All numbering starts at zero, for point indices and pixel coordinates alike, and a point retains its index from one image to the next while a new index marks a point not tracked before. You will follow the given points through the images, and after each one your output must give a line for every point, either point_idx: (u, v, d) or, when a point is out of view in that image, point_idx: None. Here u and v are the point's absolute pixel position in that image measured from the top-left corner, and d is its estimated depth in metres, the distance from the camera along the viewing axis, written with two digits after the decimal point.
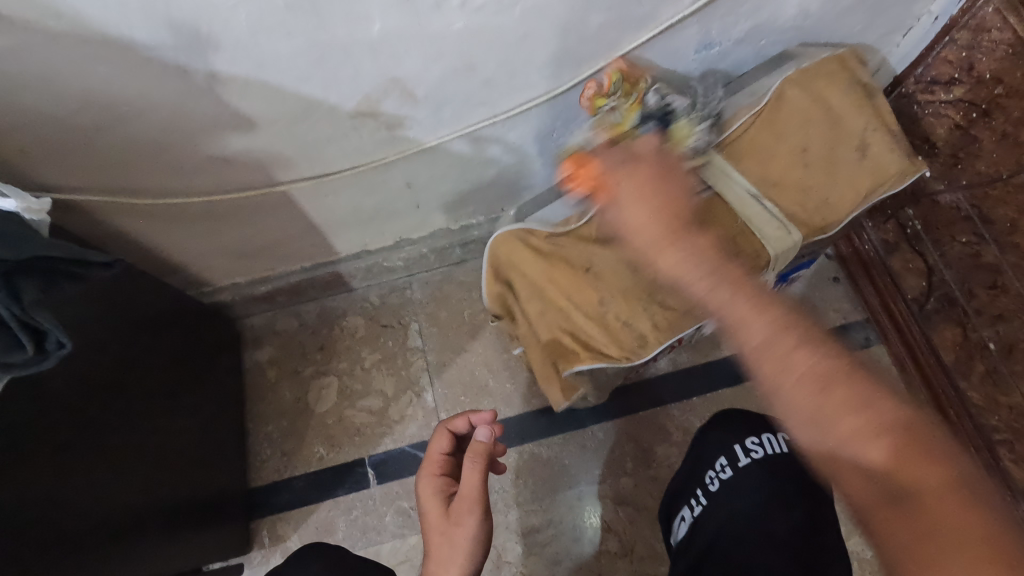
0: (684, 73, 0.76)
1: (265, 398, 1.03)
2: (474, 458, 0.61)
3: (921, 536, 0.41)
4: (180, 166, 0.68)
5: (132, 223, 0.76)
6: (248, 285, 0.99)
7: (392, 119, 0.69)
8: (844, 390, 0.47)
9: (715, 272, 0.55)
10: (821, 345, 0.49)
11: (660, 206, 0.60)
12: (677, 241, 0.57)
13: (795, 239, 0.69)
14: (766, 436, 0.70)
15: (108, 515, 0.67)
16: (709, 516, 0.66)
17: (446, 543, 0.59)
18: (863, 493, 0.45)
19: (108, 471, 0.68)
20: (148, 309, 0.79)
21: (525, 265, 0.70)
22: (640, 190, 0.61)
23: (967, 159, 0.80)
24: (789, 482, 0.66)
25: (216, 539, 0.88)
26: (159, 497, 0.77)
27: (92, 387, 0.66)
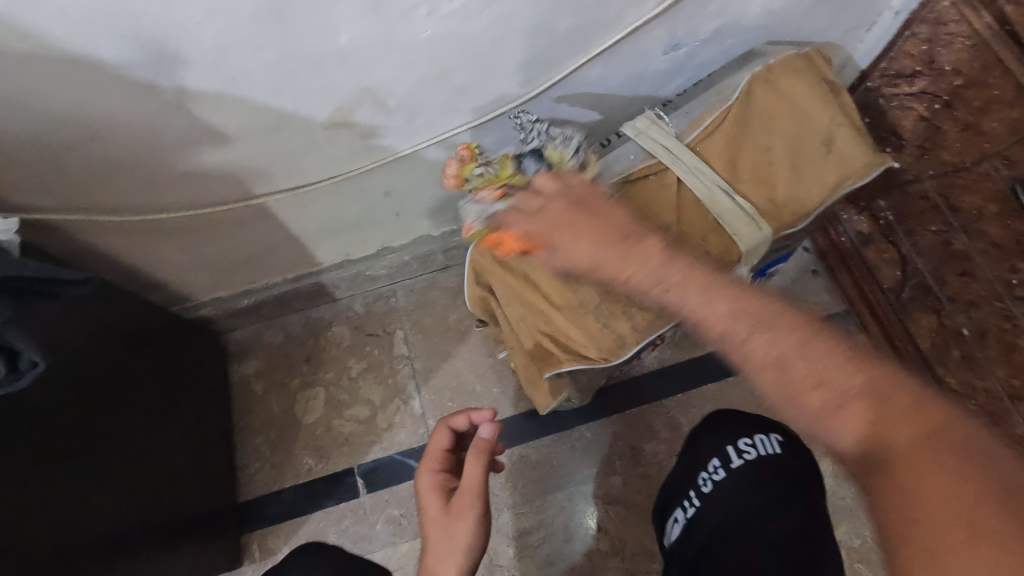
0: (654, 75, 0.77)
1: (252, 411, 1.02)
2: (480, 452, 0.61)
3: (911, 516, 0.38)
4: (156, 182, 0.68)
5: (110, 241, 0.76)
6: (231, 298, 0.99)
7: (366, 128, 0.70)
8: (800, 366, 0.44)
9: (664, 273, 0.54)
10: (767, 325, 0.47)
11: (596, 227, 0.58)
12: (633, 255, 0.55)
13: (765, 235, 0.69)
14: (758, 437, 0.70)
15: (93, 535, 0.67)
16: (703, 518, 0.68)
17: (445, 538, 0.59)
18: (853, 470, 0.42)
19: (93, 488, 0.68)
20: (130, 324, 0.79)
21: (508, 270, 0.71)
22: (567, 229, 0.59)
23: (933, 149, 0.82)
24: (781, 481, 0.67)
25: (206, 553, 0.88)
26: (145, 514, 0.77)
27: (75, 404, 0.66)
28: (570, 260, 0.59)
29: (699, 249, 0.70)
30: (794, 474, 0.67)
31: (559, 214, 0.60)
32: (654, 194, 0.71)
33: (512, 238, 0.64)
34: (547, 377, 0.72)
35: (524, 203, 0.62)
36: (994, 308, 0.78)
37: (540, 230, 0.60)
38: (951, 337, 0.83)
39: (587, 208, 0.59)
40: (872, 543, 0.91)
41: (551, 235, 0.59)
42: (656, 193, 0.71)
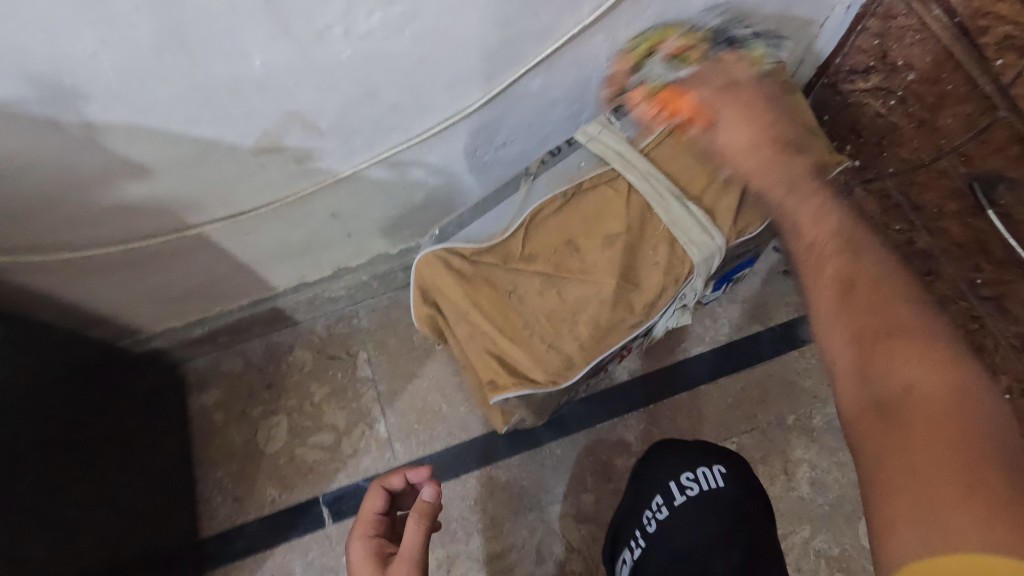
0: (599, 82, 0.75)
1: (213, 443, 0.99)
2: (418, 516, 0.59)
3: (891, 429, 0.46)
4: (79, 218, 0.65)
5: (41, 279, 0.73)
6: (184, 328, 0.96)
7: (299, 152, 0.67)
8: (865, 294, 0.53)
9: (787, 191, 0.63)
10: (854, 254, 0.56)
11: (757, 126, 0.66)
12: (780, 161, 0.65)
13: (717, 244, 0.68)
14: (700, 471, 0.76)
15: None
16: (648, 555, 0.73)
17: None
18: (856, 391, 0.50)
19: (37, 538, 0.65)
20: (73, 362, 0.76)
21: (449, 290, 0.68)
22: (738, 114, 0.66)
23: (891, 146, 0.79)
24: (724, 515, 0.73)
25: None
26: (96, 561, 0.73)
27: (14, 453, 0.63)
28: (719, 143, 0.66)
29: (649, 262, 0.68)
30: (735, 506, 0.73)
31: (750, 112, 0.66)
32: (603, 204, 0.68)
33: (682, 101, 0.66)
34: (494, 401, 0.69)
35: (713, 82, 0.66)
36: (960, 307, 0.77)
37: (717, 101, 0.66)
38: None
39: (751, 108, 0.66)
40: (851, 550, 0.88)
41: (723, 117, 0.66)
42: (603, 203, 0.68)
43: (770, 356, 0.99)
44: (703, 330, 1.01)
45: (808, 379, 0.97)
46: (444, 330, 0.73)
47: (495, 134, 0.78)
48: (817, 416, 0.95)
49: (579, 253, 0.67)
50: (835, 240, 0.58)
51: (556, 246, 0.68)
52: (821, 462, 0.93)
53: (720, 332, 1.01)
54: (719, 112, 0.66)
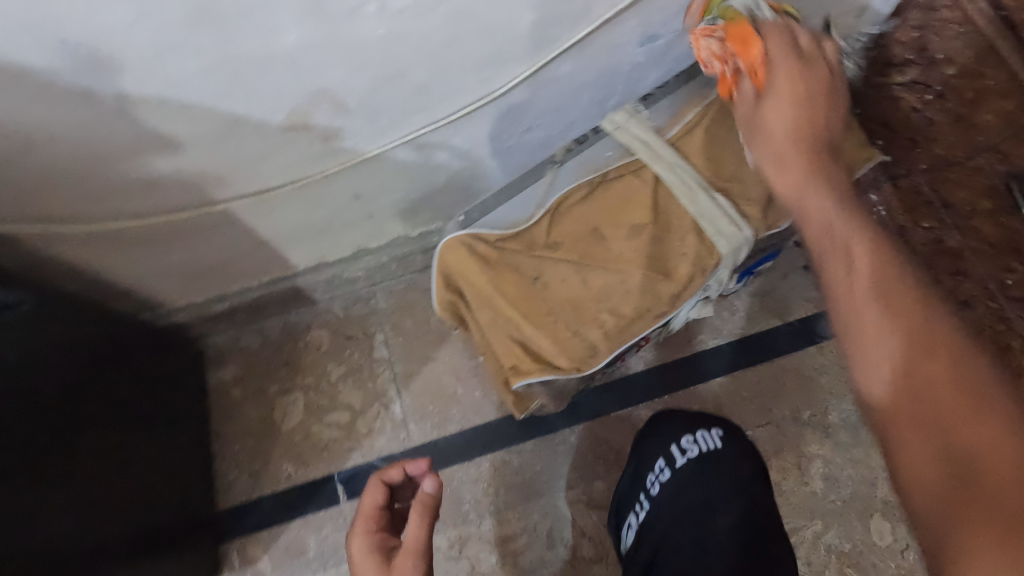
0: (630, 69, 0.74)
1: (231, 418, 1.00)
2: (420, 510, 0.60)
3: (946, 445, 0.42)
4: (107, 190, 0.65)
5: (68, 251, 0.73)
6: (204, 304, 0.96)
7: (326, 130, 0.67)
8: (888, 284, 0.48)
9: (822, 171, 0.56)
10: (871, 237, 0.50)
11: (808, 111, 0.57)
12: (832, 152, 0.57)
13: (746, 236, 0.66)
14: (700, 434, 0.79)
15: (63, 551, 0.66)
16: (654, 517, 0.77)
17: None
18: (896, 400, 0.45)
19: (55, 505, 0.65)
20: (96, 334, 0.77)
21: (472, 275, 0.68)
22: (799, 82, 0.57)
23: (925, 142, 0.78)
24: (722, 473, 0.77)
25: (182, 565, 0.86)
26: (112, 532, 0.74)
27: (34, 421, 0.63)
28: (767, 108, 0.58)
29: (677, 250, 0.67)
30: (733, 466, 0.78)
31: (807, 94, 0.57)
32: (629, 193, 0.67)
33: (752, 48, 0.58)
34: (516, 387, 0.69)
35: (784, 44, 0.58)
36: (989, 308, 0.73)
37: (778, 63, 0.57)
38: None
39: (818, 83, 0.57)
40: (862, 546, 0.89)
41: (779, 83, 0.57)
42: (629, 192, 0.67)
43: (788, 351, 0.98)
44: (721, 323, 1.01)
45: (825, 375, 0.97)
46: (466, 315, 0.73)
47: (521, 118, 0.77)
48: (833, 412, 0.95)
49: (605, 242, 0.66)
50: (849, 220, 0.52)
51: (580, 233, 0.67)
52: (835, 459, 0.93)
53: (737, 326, 1.00)
54: (778, 75, 0.57)
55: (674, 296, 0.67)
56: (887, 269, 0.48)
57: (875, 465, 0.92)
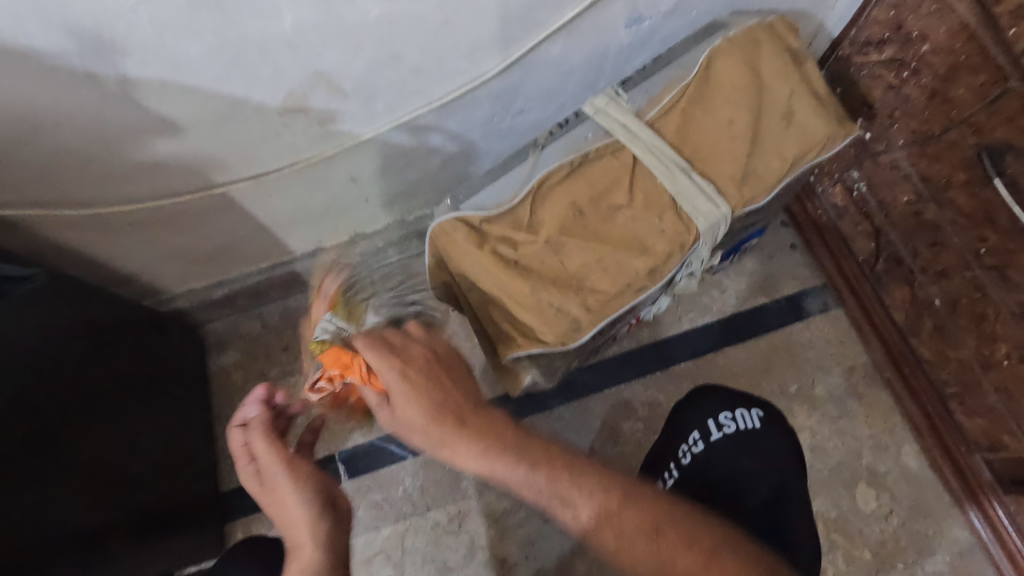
0: (618, 50, 0.76)
1: (233, 402, 1.02)
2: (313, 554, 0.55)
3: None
4: (112, 174, 0.67)
5: (73, 235, 0.75)
6: (204, 289, 0.98)
7: (323, 113, 0.69)
8: (611, 503, 0.68)
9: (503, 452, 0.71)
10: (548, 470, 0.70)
11: (430, 407, 0.70)
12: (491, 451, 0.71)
13: (723, 213, 0.62)
14: (739, 412, 0.78)
15: (63, 529, 0.67)
16: (680, 486, 0.76)
17: (283, 512, 0.57)
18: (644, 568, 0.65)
19: (54, 486, 0.66)
20: (98, 318, 0.78)
21: (463, 261, 0.63)
22: (404, 385, 0.70)
23: (903, 117, 0.80)
24: (758, 452, 0.76)
25: (185, 543, 0.88)
26: (116, 514, 0.76)
27: (27, 406, 0.64)
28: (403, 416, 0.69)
29: (654, 229, 0.63)
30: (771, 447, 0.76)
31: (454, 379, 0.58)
32: (611, 175, 0.63)
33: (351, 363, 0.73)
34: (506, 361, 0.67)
35: (379, 355, 0.72)
36: (965, 278, 0.79)
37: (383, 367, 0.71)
38: (923, 306, 0.86)
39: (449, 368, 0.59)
40: (849, 513, 0.91)
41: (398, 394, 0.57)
42: (609, 173, 0.63)
43: (776, 327, 1.01)
44: (711, 301, 1.03)
45: (811, 350, 0.99)
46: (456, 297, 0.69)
47: (513, 100, 0.79)
48: (820, 386, 0.98)
49: (585, 220, 0.63)
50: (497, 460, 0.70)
51: (554, 215, 0.62)
52: (822, 430, 0.95)
53: (727, 303, 1.03)
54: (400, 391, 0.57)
55: (652, 273, 0.63)
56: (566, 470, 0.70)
57: (860, 435, 0.95)
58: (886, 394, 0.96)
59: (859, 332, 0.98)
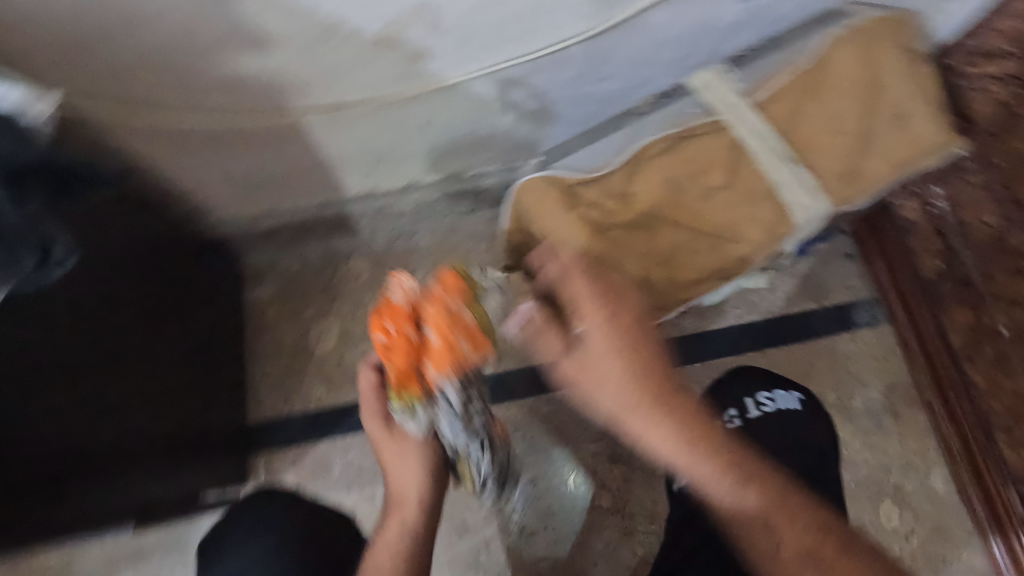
0: (724, 25, 0.72)
1: (265, 336, 1.01)
2: (407, 532, 0.61)
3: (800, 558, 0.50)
4: (188, 83, 0.64)
5: (133, 141, 0.71)
6: (251, 218, 0.96)
7: (414, 50, 0.65)
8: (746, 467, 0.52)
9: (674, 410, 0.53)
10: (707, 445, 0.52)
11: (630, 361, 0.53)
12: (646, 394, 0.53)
13: (821, 209, 0.60)
14: (778, 392, 0.77)
15: (91, 444, 0.66)
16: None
17: (398, 463, 0.62)
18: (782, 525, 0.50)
19: (93, 403, 0.65)
20: (151, 233, 0.75)
21: (545, 219, 0.62)
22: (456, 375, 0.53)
23: (1008, 137, 0.75)
24: (796, 431, 0.75)
25: (211, 467, 0.87)
26: (149, 438, 0.75)
27: (78, 319, 0.61)
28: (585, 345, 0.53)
29: (746, 217, 0.61)
30: (808, 428, 0.76)
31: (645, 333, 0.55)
32: (710, 154, 0.61)
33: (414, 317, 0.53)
34: None
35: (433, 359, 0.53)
36: None
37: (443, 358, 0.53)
38: (986, 334, 0.84)
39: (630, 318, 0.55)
40: (869, 527, 0.91)
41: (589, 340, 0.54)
42: (709, 152, 0.61)
43: (820, 335, 1.00)
44: (759, 300, 1.02)
45: (853, 362, 0.98)
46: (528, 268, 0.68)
47: (603, 66, 0.76)
48: (857, 398, 0.97)
49: (675, 195, 0.61)
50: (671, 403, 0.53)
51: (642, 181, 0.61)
52: (853, 442, 0.95)
53: (775, 304, 1.01)
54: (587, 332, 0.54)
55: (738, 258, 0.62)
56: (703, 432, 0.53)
57: (891, 452, 0.94)
58: (923, 416, 0.95)
59: (904, 351, 0.97)
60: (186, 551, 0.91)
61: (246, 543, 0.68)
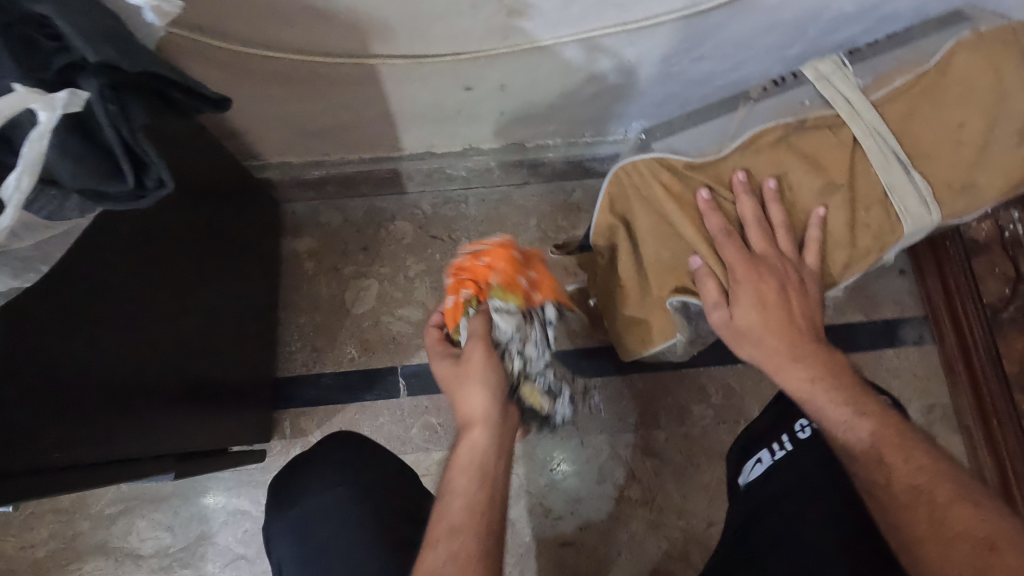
0: (834, 16, 0.69)
1: (300, 289, 0.97)
2: (482, 456, 0.54)
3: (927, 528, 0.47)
4: (273, 13, 0.59)
5: (199, 70, 0.66)
6: (300, 166, 0.91)
7: (517, 4, 0.61)
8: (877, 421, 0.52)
9: (815, 370, 0.56)
10: (849, 402, 0.54)
11: (782, 313, 0.56)
12: (793, 351, 0.56)
13: (931, 221, 0.59)
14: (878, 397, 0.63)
15: (154, 390, 0.61)
16: (792, 462, 0.65)
17: (461, 392, 0.56)
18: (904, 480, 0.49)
19: (150, 344, 0.60)
20: (204, 166, 0.69)
21: (652, 202, 0.59)
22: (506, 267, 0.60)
23: None
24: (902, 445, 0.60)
25: (243, 419, 0.82)
26: (195, 394, 0.70)
27: (135, 253, 0.56)
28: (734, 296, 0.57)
29: (860, 224, 0.59)
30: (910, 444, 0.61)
31: (796, 294, 0.57)
32: (823, 150, 0.58)
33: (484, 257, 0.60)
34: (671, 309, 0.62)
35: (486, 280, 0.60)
36: None
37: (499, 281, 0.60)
38: None
39: (802, 285, 0.57)
40: None
41: (743, 294, 0.56)
42: (822, 148, 0.58)
43: (865, 347, 0.98)
44: None
45: (896, 378, 0.97)
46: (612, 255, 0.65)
47: (700, 44, 0.72)
48: None
49: (790, 195, 0.59)
50: (820, 367, 0.56)
51: (765, 177, 0.59)
52: None
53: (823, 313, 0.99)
54: (743, 288, 0.56)
55: (843, 267, 0.61)
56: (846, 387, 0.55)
57: None
58: (959, 439, 0.94)
59: (947, 374, 0.96)
60: (206, 501, 0.88)
61: (314, 498, 0.67)
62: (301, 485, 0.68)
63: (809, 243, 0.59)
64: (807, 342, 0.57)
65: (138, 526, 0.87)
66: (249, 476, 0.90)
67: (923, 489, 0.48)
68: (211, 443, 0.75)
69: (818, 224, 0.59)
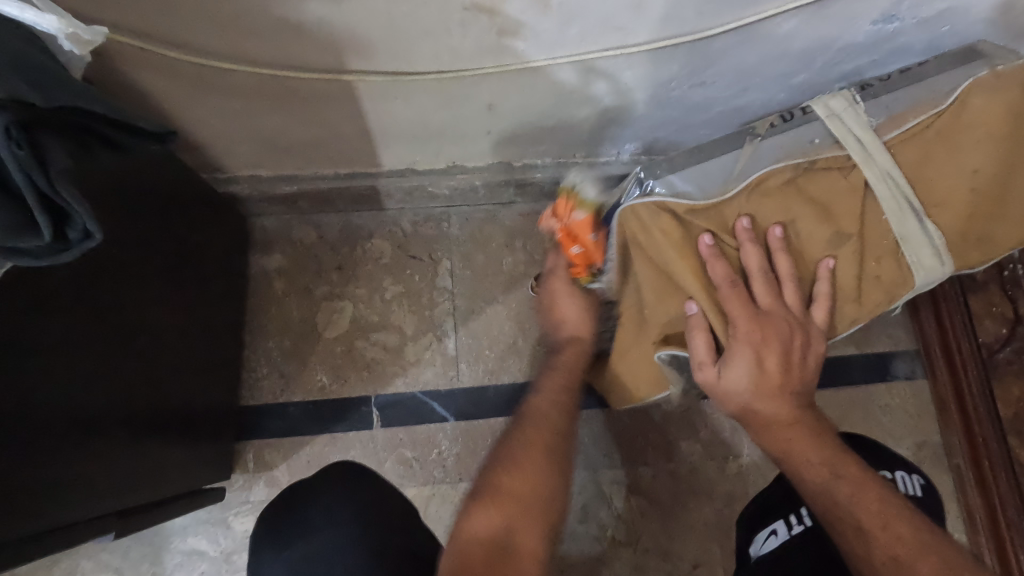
0: (843, 46, 0.65)
1: (269, 311, 0.91)
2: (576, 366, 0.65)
3: None
4: (237, 23, 0.52)
5: (157, 81, 0.60)
6: (270, 181, 0.84)
7: (510, 22, 0.56)
8: (867, 489, 0.49)
9: (806, 432, 0.53)
10: (842, 468, 0.51)
11: (782, 373, 0.53)
12: (787, 414, 0.54)
13: (944, 272, 0.56)
14: (900, 474, 0.64)
15: (107, 434, 0.56)
16: (812, 537, 0.62)
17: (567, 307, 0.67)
18: (886, 547, 0.46)
19: (104, 387, 0.55)
20: (170, 190, 0.65)
21: (652, 249, 0.55)
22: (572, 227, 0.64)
23: None
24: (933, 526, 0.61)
25: (211, 457, 0.78)
26: (156, 433, 0.65)
27: (87, 289, 0.52)
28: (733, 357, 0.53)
29: (869, 275, 0.56)
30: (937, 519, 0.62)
31: (795, 353, 0.54)
32: (833, 197, 0.55)
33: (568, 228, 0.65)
34: (660, 358, 0.58)
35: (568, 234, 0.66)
36: None
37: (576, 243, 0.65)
38: None
39: (802, 344, 0.54)
40: None
41: (739, 355, 0.52)
42: (833, 193, 0.54)
43: (858, 383, 0.95)
44: None
45: (888, 415, 0.93)
46: None
47: (703, 70, 0.67)
48: None
49: (796, 244, 0.56)
50: (809, 430, 0.53)
51: (771, 224, 0.55)
52: None
53: None
54: (741, 351, 0.52)
55: (851, 321, 0.58)
56: (831, 452, 0.52)
57: None
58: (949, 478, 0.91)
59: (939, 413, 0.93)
60: (160, 540, 0.82)
61: (273, 554, 0.60)
62: (272, 533, 0.62)
63: (818, 298, 0.56)
64: (802, 404, 0.55)
65: (82, 568, 0.80)
66: (208, 513, 0.84)
67: (904, 562, 0.45)
68: (171, 484, 0.70)
69: (827, 277, 0.55)
